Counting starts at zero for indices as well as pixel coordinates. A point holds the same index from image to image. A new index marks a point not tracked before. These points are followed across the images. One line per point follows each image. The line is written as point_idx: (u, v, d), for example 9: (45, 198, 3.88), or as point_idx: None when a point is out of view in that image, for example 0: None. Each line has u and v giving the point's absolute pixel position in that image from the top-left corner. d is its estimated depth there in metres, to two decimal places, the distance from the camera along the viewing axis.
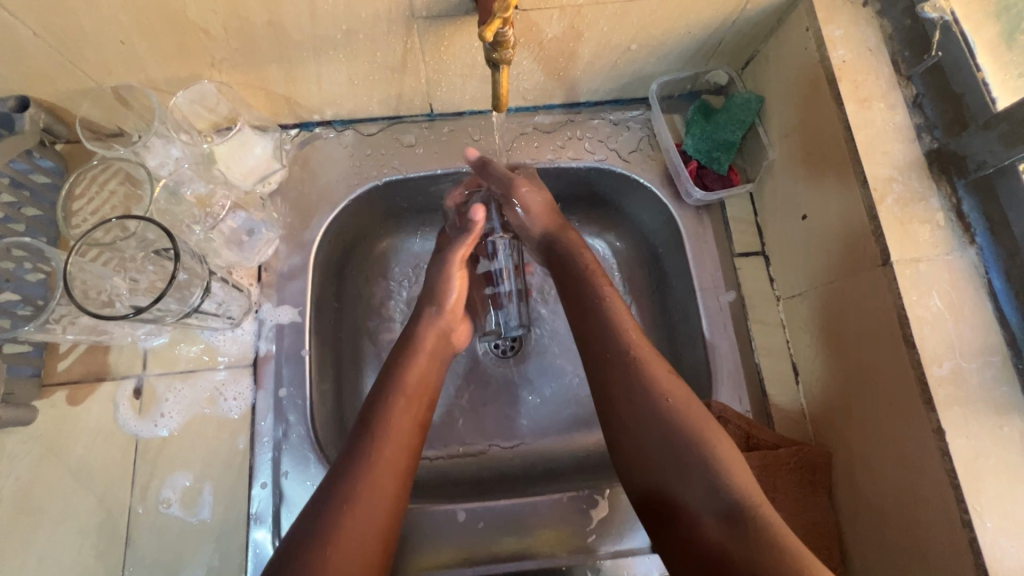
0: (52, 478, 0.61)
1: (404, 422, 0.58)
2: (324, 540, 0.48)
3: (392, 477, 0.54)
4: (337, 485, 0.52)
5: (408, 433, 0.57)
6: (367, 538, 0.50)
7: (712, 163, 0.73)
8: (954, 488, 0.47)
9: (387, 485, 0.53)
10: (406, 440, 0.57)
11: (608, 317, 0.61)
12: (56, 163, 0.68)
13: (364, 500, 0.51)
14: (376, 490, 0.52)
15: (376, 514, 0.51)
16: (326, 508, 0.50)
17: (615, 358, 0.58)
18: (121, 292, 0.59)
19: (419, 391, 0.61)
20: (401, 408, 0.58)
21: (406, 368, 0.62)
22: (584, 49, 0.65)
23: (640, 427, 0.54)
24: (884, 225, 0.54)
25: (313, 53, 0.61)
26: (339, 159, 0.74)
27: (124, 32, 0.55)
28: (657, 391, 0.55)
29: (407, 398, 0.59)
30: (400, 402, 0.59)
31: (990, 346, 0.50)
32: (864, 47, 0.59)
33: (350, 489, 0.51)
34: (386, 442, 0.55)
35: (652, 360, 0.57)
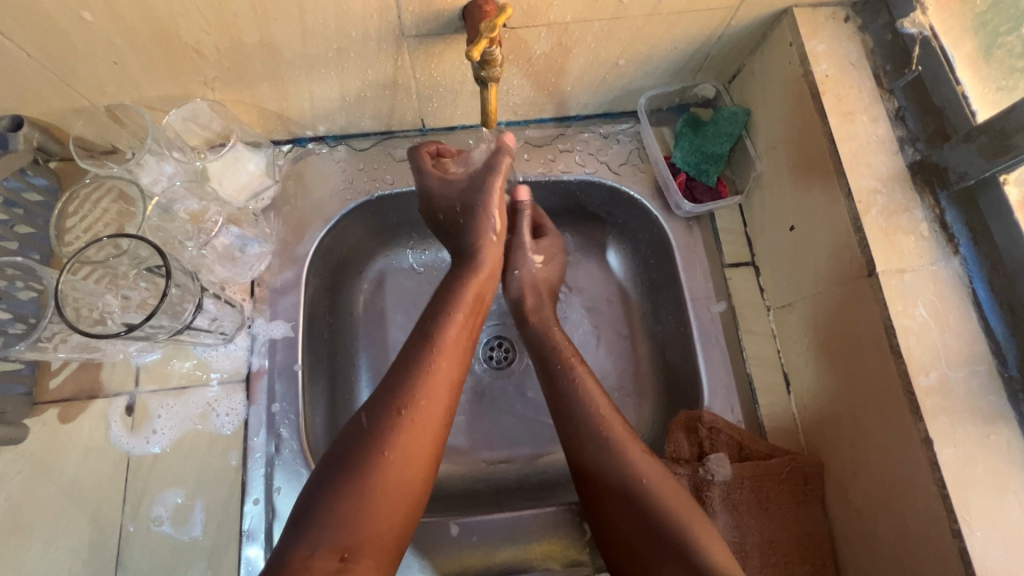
0: (43, 496, 0.61)
1: (459, 334, 0.59)
2: (377, 445, 0.50)
3: (444, 393, 0.55)
4: (363, 444, 0.50)
5: (461, 349, 0.59)
6: (419, 449, 0.52)
7: (700, 174, 0.73)
8: (942, 497, 0.47)
9: (440, 398, 0.55)
10: (460, 358, 0.58)
11: (574, 388, 0.63)
12: (49, 181, 0.68)
13: (418, 409, 0.52)
14: (428, 401, 0.53)
15: (428, 425, 0.53)
16: (383, 415, 0.51)
17: (588, 434, 0.59)
18: (113, 310, 0.60)
19: (473, 306, 0.62)
20: (457, 322, 0.59)
21: (461, 276, 0.63)
22: (572, 65, 0.66)
23: (619, 509, 0.55)
24: (869, 236, 0.54)
25: (304, 71, 0.62)
26: (331, 175, 0.74)
27: (117, 52, 0.55)
28: (632, 473, 0.56)
29: (464, 307, 0.61)
30: (455, 307, 0.60)
31: (976, 355, 0.51)
32: (846, 61, 0.60)
33: (405, 400, 0.53)
34: (442, 356, 0.56)
35: (628, 443, 0.58)
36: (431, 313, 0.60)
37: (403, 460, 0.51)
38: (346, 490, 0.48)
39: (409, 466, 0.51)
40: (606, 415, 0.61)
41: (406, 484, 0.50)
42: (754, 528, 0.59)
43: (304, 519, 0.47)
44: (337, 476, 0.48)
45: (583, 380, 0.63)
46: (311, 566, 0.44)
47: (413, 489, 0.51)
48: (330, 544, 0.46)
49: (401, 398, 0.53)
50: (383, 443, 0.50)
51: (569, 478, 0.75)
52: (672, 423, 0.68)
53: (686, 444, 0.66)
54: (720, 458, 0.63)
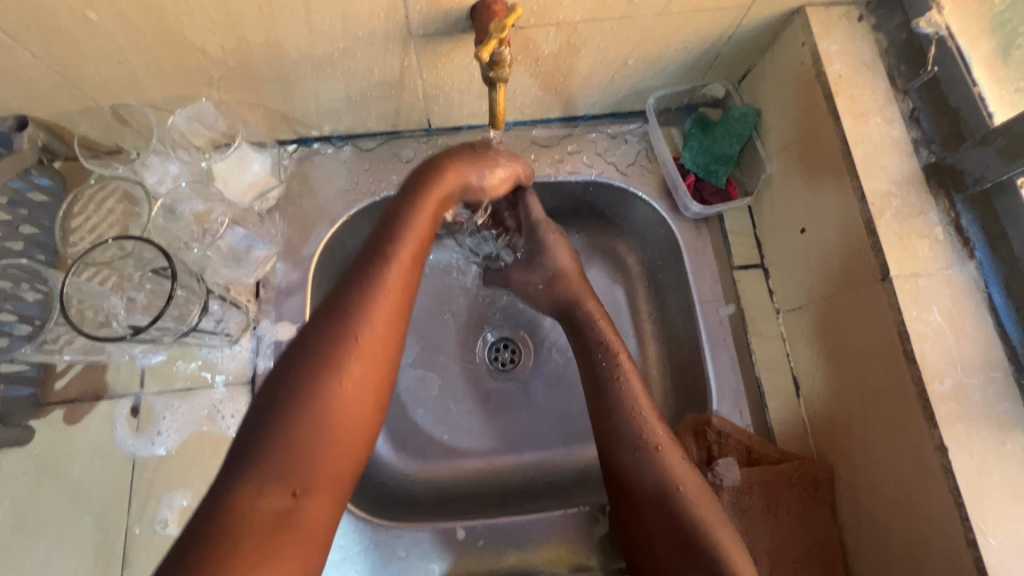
0: (48, 497, 0.61)
1: (414, 252, 0.52)
2: (326, 372, 0.42)
3: (389, 310, 0.47)
4: (299, 376, 0.42)
5: (410, 271, 0.51)
6: (372, 378, 0.44)
7: (709, 176, 0.73)
8: (958, 506, 0.47)
9: (392, 317, 0.47)
10: (411, 279, 0.50)
11: (622, 393, 0.60)
12: (54, 181, 0.68)
13: (371, 332, 0.45)
14: (384, 320, 0.46)
15: (378, 342, 0.45)
16: (332, 335, 0.44)
17: (625, 440, 0.58)
18: (118, 311, 0.59)
19: (431, 215, 0.55)
20: (410, 237, 0.52)
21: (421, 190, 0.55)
22: (581, 64, 0.65)
23: (647, 509, 0.55)
24: (883, 240, 0.53)
25: (310, 70, 0.61)
26: (337, 174, 0.74)
27: (122, 52, 0.55)
28: (668, 479, 0.55)
29: (417, 226, 0.53)
30: (413, 221, 0.53)
31: (992, 361, 0.50)
32: (859, 61, 0.59)
33: (357, 322, 0.45)
34: (394, 272, 0.49)
35: (668, 449, 0.57)
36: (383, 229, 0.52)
37: (354, 382, 0.43)
38: (286, 422, 0.40)
39: (360, 385, 0.44)
40: (649, 421, 0.58)
41: (356, 406, 0.43)
42: (763, 533, 0.59)
43: (243, 457, 0.39)
44: (279, 406, 0.41)
45: (626, 384, 0.61)
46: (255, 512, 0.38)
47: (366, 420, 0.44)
48: (279, 482, 0.39)
49: (342, 317, 0.45)
50: (330, 370, 0.43)
51: (575, 480, 0.75)
52: (681, 426, 0.68)
53: (694, 448, 0.65)
54: (729, 462, 0.62)
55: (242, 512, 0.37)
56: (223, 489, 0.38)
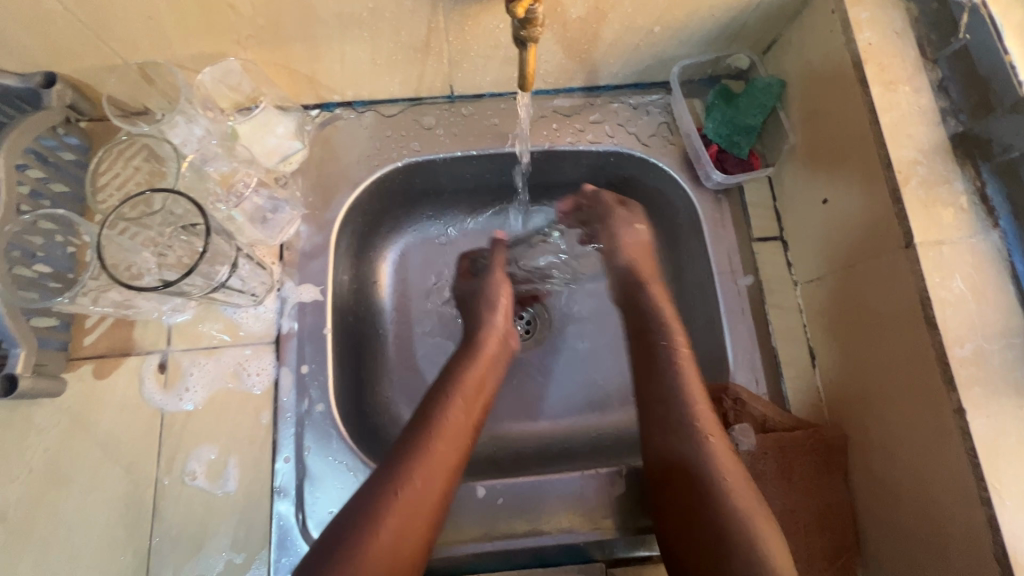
0: (80, 449, 0.63)
1: (462, 418, 0.60)
2: (399, 486, 0.53)
3: (460, 437, 0.58)
4: (385, 481, 0.54)
5: (482, 398, 0.63)
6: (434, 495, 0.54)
7: (731, 147, 0.73)
8: (973, 465, 0.48)
9: (434, 483, 0.55)
10: (461, 440, 0.58)
11: (677, 380, 0.62)
12: (81, 140, 0.68)
13: (411, 498, 0.53)
14: (423, 477, 0.54)
15: (415, 524, 0.52)
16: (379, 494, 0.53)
17: (675, 423, 0.60)
18: (149, 266, 0.59)
19: (476, 388, 0.63)
20: (457, 407, 0.60)
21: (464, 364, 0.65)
22: (607, 30, 0.65)
23: (687, 488, 0.56)
24: (908, 208, 0.54)
25: (338, 32, 0.61)
26: (360, 140, 0.74)
27: (152, 7, 0.55)
28: (714, 463, 0.56)
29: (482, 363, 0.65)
30: (458, 392, 0.61)
31: (1012, 328, 0.50)
32: (890, 29, 0.59)
33: (431, 448, 0.56)
34: (440, 438, 0.57)
35: (717, 438, 0.58)
36: (428, 401, 0.61)
37: (394, 539, 0.51)
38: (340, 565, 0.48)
39: (395, 561, 0.50)
40: (701, 409, 0.60)
41: (408, 553, 0.51)
42: (776, 496, 0.60)
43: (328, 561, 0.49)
44: (369, 505, 0.52)
45: (680, 370, 0.63)
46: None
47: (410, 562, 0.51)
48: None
49: (427, 436, 0.57)
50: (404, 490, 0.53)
51: (590, 446, 0.76)
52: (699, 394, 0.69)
53: None
54: (745, 428, 0.64)
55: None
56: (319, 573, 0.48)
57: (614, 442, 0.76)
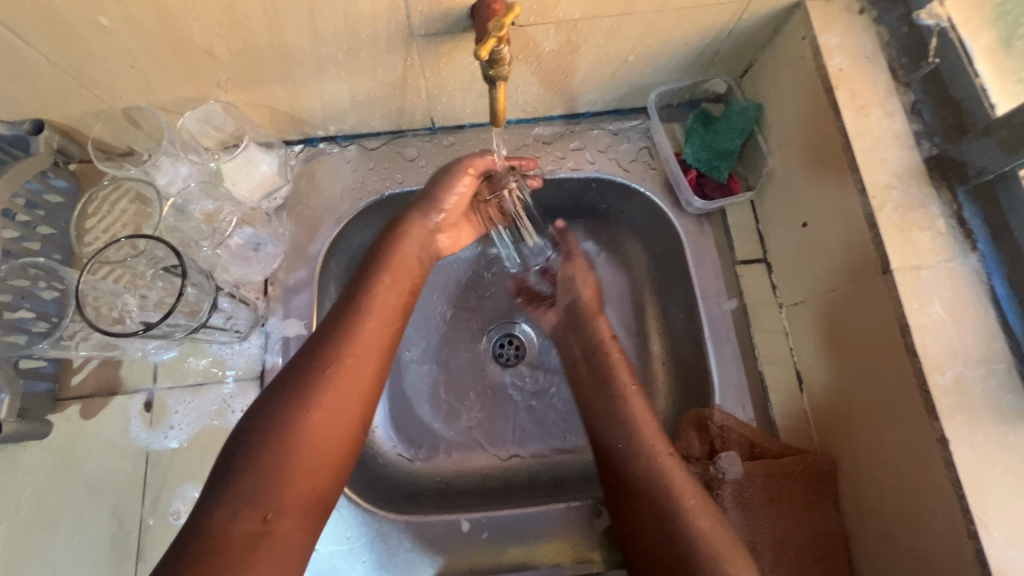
0: (65, 490, 0.63)
1: (391, 296, 0.58)
2: (304, 402, 0.49)
3: (371, 344, 0.54)
4: (287, 393, 0.49)
5: (388, 313, 0.57)
6: (344, 409, 0.50)
7: (711, 171, 0.73)
8: (958, 497, 0.47)
9: (344, 408, 0.50)
10: (390, 319, 0.57)
11: (620, 414, 0.65)
12: (70, 183, 0.70)
13: (326, 415, 0.49)
14: (356, 357, 0.52)
15: (332, 448, 0.49)
16: (307, 375, 0.50)
17: (626, 452, 0.62)
18: (131, 309, 0.61)
19: (401, 271, 0.61)
20: (367, 317, 0.55)
21: (392, 242, 0.62)
22: (581, 62, 0.66)
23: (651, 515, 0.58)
24: (884, 233, 0.53)
25: (315, 72, 0.62)
26: (342, 174, 0.75)
27: (133, 56, 0.57)
28: (673, 493, 0.58)
29: (392, 272, 0.60)
30: (388, 269, 0.60)
31: (994, 353, 0.50)
32: (860, 54, 0.59)
33: (331, 359, 0.51)
34: (349, 354, 0.52)
35: (668, 459, 0.60)
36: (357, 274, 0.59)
37: (310, 455, 0.47)
38: (270, 446, 0.46)
39: (305, 487, 0.47)
40: (652, 439, 0.62)
41: (318, 468, 0.48)
42: (767, 527, 0.59)
43: (223, 480, 0.45)
44: (264, 422, 0.47)
45: (633, 406, 0.65)
46: (230, 528, 0.43)
47: (339, 447, 0.49)
48: (253, 504, 0.44)
49: (318, 349, 0.52)
50: (307, 401, 0.49)
51: (580, 475, 0.75)
52: (683, 422, 0.68)
53: (697, 442, 0.66)
54: (732, 456, 0.63)
55: (217, 531, 0.43)
56: (201, 511, 0.44)
57: None
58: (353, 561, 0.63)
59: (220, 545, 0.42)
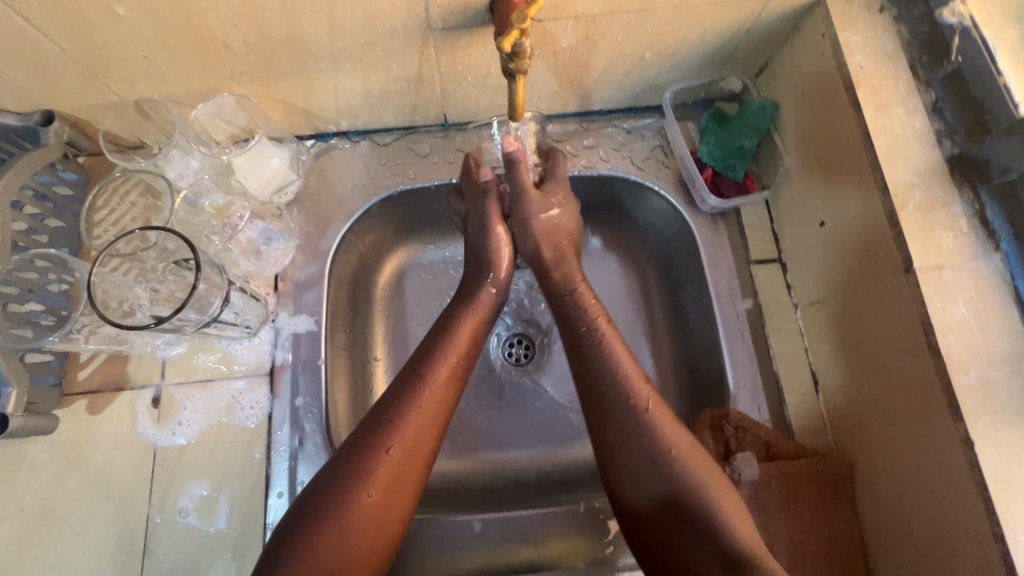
0: (71, 487, 0.62)
1: (450, 375, 0.59)
2: (362, 484, 0.51)
3: (425, 423, 0.56)
4: (344, 471, 0.52)
5: (447, 390, 0.58)
6: (398, 486, 0.52)
7: (726, 170, 0.73)
8: (984, 500, 0.46)
9: (398, 487, 0.53)
10: (449, 395, 0.58)
11: (611, 361, 0.60)
12: (78, 175, 0.69)
13: (382, 495, 0.51)
14: (412, 441, 0.54)
15: (381, 527, 0.51)
16: (365, 458, 0.52)
17: (616, 407, 0.57)
18: (142, 302, 0.61)
19: (468, 348, 0.62)
20: (429, 394, 0.57)
21: (458, 313, 0.63)
22: (598, 59, 0.66)
23: (683, 523, 0.52)
24: (906, 232, 0.53)
25: (330, 66, 0.62)
26: (354, 169, 0.74)
27: (147, 46, 0.56)
28: (722, 513, 0.51)
29: (457, 348, 0.61)
30: (449, 350, 0.60)
31: (1019, 354, 0.49)
32: (881, 52, 0.59)
33: (392, 440, 0.53)
34: (406, 433, 0.54)
35: (657, 410, 0.57)
36: (428, 346, 0.60)
37: (367, 523, 0.51)
38: (329, 522, 0.49)
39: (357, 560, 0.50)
40: (641, 389, 0.58)
41: (371, 543, 0.51)
42: (782, 528, 0.58)
43: (283, 551, 0.48)
44: (326, 495, 0.51)
45: (611, 349, 0.61)
46: None
47: (390, 529, 0.52)
48: None
49: (383, 427, 0.54)
50: (364, 484, 0.51)
51: (590, 475, 0.74)
52: (698, 421, 0.67)
53: (711, 442, 0.64)
54: (748, 457, 0.61)
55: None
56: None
57: None
58: None
59: None
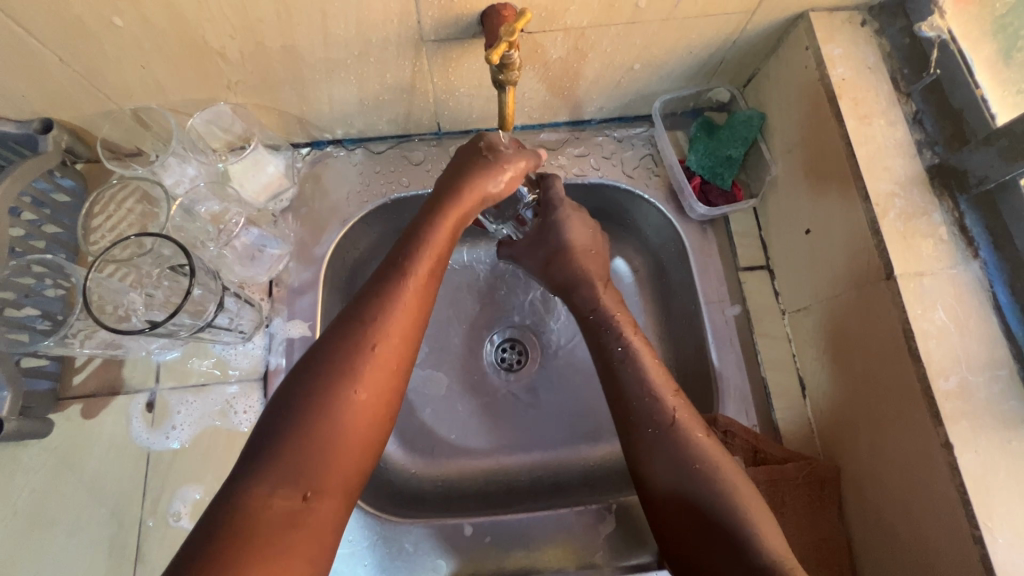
0: (65, 491, 0.62)
1: (431, 270, 0.52)
2: (345, 379, 0.45)
3: (408, 321, 0.49)
4: (324, 365, 0.45)
5: (427, 293, 0.52)
6: (386, 385, 0.47)
7: (714, 178, 0.74)
8: (964, 503, 0.47)
9: (383, 390, 0.46)
10: (428, 296, 0.52)
11: (639, 372, 0.60)
12: (76, 182, 0.70)
13: (370, 388, 0.45)
14: (399, 337, 0.48)
15: (369, 435, 0.45)
16: (346, 351, 0.46)
17: (642, 414, 0.57)
18: (136, 306, 0.61)
19: (446, 241, 0.55)
20: (413, 286, 0.50)
21: (435, 220, 0.54)
22: (588, 69, 0.67)
23: (713, 534, 0.50)
24: (887, 240, 0.54)
25: (325, 75, 0.63)
26: (349, 176, 0.76)
27: (145, 56, 0.57)
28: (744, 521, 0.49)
29: (435, 243, 0.53)
30: (431, 248, 0.53)
31: (997, 359, 0.50)
32: (862, 65, 0.61)
33: (374, 334, 0.47)
34: (388, 331, 0.48)
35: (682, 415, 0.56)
36: (404, 241, 0.53)
37: (356, 426, 0.44)
38: (308, 416, 0.43)
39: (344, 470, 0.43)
40: (666, 397, 0.57)
41: (359, 448, 0.45)
42: None
43: (258, 454, 0.42)
44: (305, 388, 0.44)
45: (641, 363, 0.60)
46: (271, 506, 0.40)
47: (376, 436, 0.46)
48: (291, 484, 0.41)
49: (366, 321, 0.47)
50: (347, 381, 0.45)
51: (582, 480, 0.75)
52: None
53: None
54: (736, 461, 0.62)
55: (256, 513, 0.40)
56: (240, 486, 0.41)
57: (606, 474, 0.75)
58: (355, 565, 0.63)
59: (258, 524, 0.39)
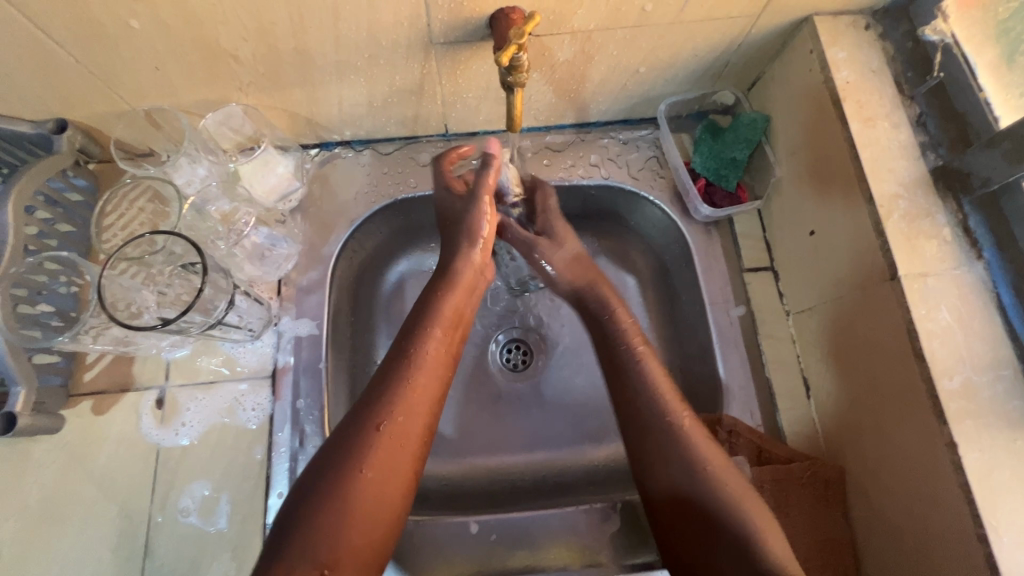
0: (75, 486, 0.63)
1: (441, 350, 0.58)
2: (354, 460, 0.49)
3: (420, 400, 0.54)
4: (340, 449, 0.50)
5: (438, 376, 0.57)
6: (397, 465, 0.50)
7: (719, 180, 0.74)
8: (968, 502, 0.47)
9: (393, 474, 0.50)
10: (441, 372, 0.57)
11: (644, 377, 0.59)
12: (89, 182, 0.71)
13: (379, 462, 0.49)
14: (407, 415, 0.53)
15: (381, 501, 0.49)
16: (357, 434, 0.50)
17: (650, 420, 0.56)
18: (148, 305, 0.63)
19: (454, 320, 0.61)
20: (420, 381, 0.55)
21: (442, 292, 0.62)
22: (594, 72, 0.68)
23: (718, 540, 0.50)
24: (891, 241, 0.55)
25: (335, 77, 0.64)
26: (357, 177, 0.76)
27: (159, 58, 0.58)
28: (751, 532, 0.49)
29: (444, 323, 0.60)
30: (438, 326, 0.59)
31: (1001, 359, 0.51)
32: (866, 69, 0.61)
33: (382, 415, 0.52)
34: (399, 408, 0.52)
35: (689, 421, 0.56)
36: (417, 318, 0.60)
37: (375, 478, 0.49)
38: (325, 503, 0.47)
39: (357, 539, 0.47)
40: (674, 404, 0.57)
41: (374, 527, 0.48)
42: None
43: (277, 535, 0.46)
44: (325, 465, 0.49)
45: (647, 368, 0.60)
46: None
47: (394, 505, 0.49)
48: (312, 559, 0.44)
49: (378, 401, 0.53)
50: (356, 461, 0.49)
51: (587, 480, 0.75)
52: None
53: None
54: (741, 461, 0.62)
55: None
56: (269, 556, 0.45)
57: (611, 473, 0.75)
58: None
59: None
